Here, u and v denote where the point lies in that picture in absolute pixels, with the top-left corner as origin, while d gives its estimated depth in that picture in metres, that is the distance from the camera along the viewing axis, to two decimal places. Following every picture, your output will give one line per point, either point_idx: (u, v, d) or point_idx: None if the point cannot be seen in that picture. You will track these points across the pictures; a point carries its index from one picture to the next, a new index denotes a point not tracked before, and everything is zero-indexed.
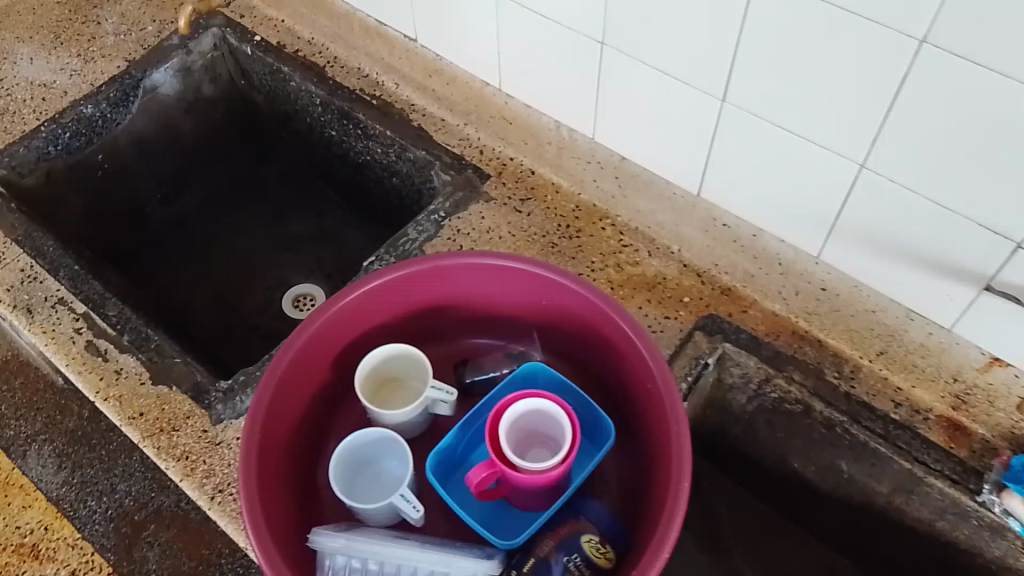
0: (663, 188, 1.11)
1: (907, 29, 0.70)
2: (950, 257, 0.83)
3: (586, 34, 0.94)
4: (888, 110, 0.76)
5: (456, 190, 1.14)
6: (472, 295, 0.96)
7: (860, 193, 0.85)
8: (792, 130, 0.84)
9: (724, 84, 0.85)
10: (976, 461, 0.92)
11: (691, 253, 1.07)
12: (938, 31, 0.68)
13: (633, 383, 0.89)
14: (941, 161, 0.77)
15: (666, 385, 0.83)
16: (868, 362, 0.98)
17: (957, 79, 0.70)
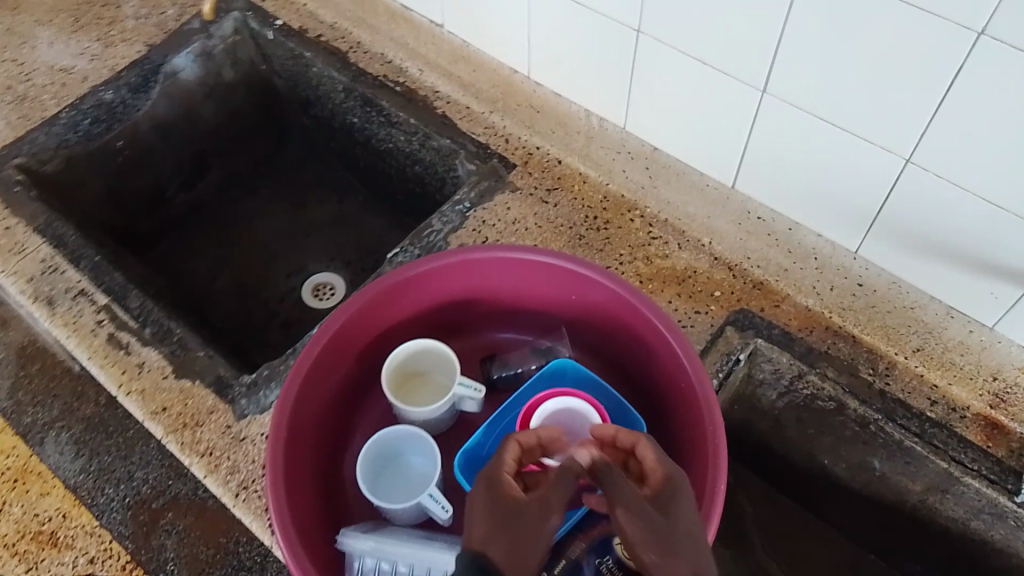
0: (695, 180, 1.09)
1: (967, 22, 0.69)
2: (994, 256, 0.83)
3: (624, 22, 0.93)
4: (939, 104, 0.76)
5: (482, 178, 1.11)
6: (499, 288, 0.94)
7: (903, 187, 0.84)
8: (832, 123, 0.84)
9: (764, 76, 0.85)
10: (1014, 461, 0.90)
11: (722, 245, 1.04)
12: (998, 23, 0.67)
13: (666, 377, 0.88)
14: (991, 156, 0.76)
15: (700, 381, 0.81)
16: (904, 358, 0.95)
17: (1013, 71, 0.70)
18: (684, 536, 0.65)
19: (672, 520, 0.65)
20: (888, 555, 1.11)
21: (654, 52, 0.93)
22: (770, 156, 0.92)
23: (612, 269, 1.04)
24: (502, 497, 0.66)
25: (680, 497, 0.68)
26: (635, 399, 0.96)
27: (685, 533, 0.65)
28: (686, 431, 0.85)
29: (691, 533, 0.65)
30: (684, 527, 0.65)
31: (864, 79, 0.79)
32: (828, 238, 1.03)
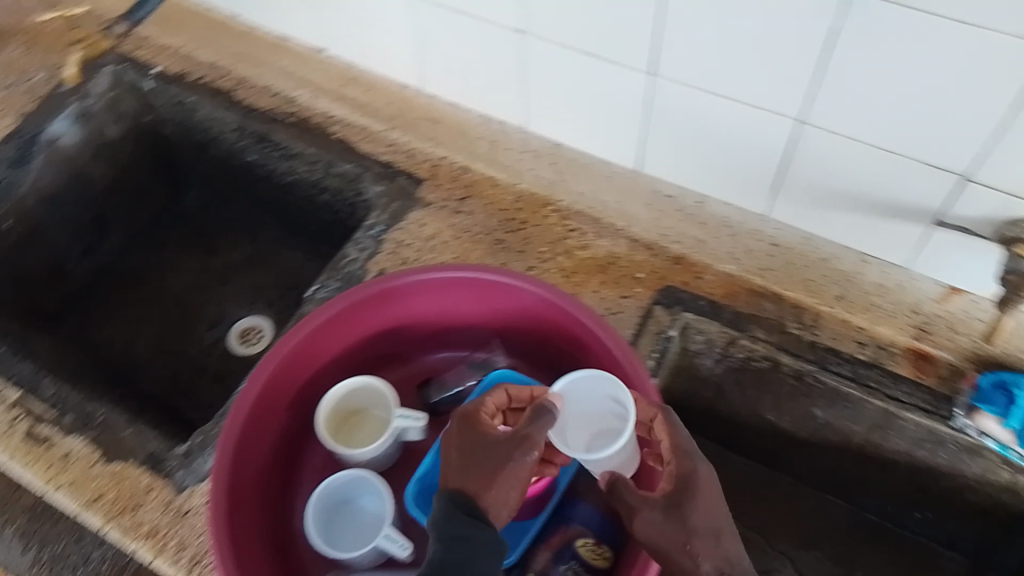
0: (604, 170, 1.11)
1: None
2: (891, 195, 0.90)
3: (504, 24, 0.97)
4: (820, 65, 0.80)
5: (392, 199, 1.11)
6: (427, 309, 0.94)
7: (802, 147, 0.90)
8: (722, 96, 0.89)
9: (650, 60, 0.90)
10: (945, 388, 0.93)
11: (639, 227, 1.06)
12: None
13: (602, 374, 0.88)
14: (872, 104, 0.81)
15: (635, 369, 0.82)
16: (827, 307, 0.98)
17: (879, 26, 0.74)
18: (694, 526, 0.69)
19: (683, 520, 0.69)
20: (845, 493, 1.14)
21: (547, 51, 0.97)
22: (667, 134, 0.98)
23: (535, 268, 1.06)
24: (499, 447, 0.69)
25: (689, 491, 0.70)
26: None
27: (697, 525, 0.69)
28: None
29: (709, 528, 0.69)
30: (695, 522, 0.69)
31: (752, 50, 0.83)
32: (736, 205, 1.05)
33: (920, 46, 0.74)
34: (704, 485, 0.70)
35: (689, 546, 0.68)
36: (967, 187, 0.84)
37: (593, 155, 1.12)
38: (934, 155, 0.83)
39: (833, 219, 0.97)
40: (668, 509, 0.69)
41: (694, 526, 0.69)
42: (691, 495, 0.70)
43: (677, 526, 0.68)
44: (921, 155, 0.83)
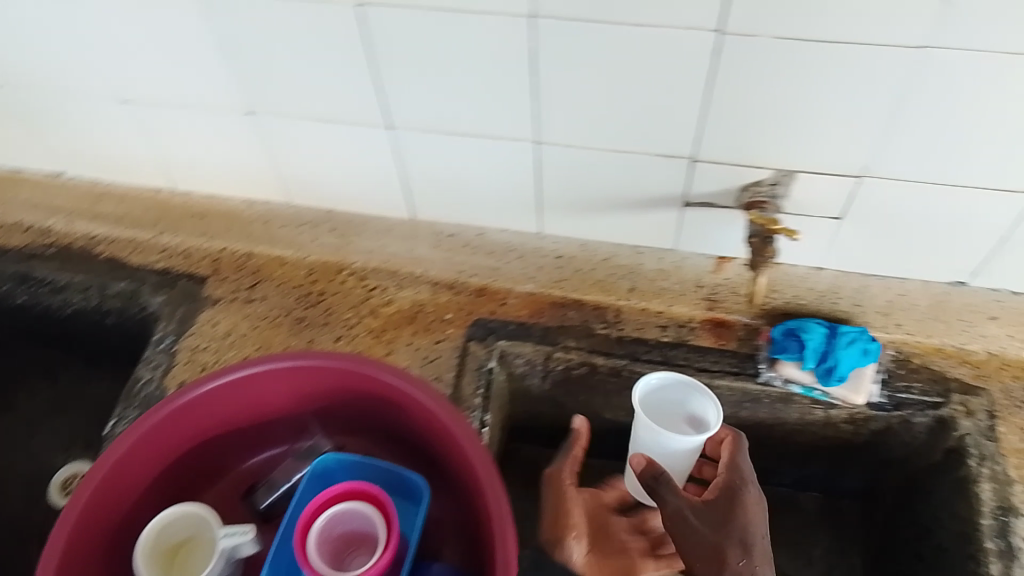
0: (382, 225, 1.11)
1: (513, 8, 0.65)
2: (646, 193, 0.82)
3: (230, 108, 0.86)
4: (530, 82, 0.72)
5: (175, 307, 1.06)
6: (231, 412, 0.89)
7: (549, 167, 0.82)
8: (453, 133, 0.81)
9: (380, 113, 0.81)
10: (746, 347, 0.98)
11: (435, 269, 1.06)
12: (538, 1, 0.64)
13: (426, 435, 0.86)
14: (599, 111, 0.73)
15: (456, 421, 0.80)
16: (625, 301, 1.02)
17: (572, 41, 0.67)
18: (731, 530, 0.81)
19: (718, 527, 0.81)
20: None
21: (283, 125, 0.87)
22: (434, 184, 0.89)
23: (343, 336, 1.02)
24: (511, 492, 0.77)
25: (726, 501, 0.83)
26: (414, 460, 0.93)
27: (729, 531, 0.81)
28: (463, 473, 0.83)
29: (741, 538, 0.81)
30: (722, 532, 0.81)
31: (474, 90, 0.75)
32: (513, 231, 1.07)
33: (624, 52, 0.66)
34: (744, 497, 0.84)
35: (715, 548, 0.79)
36: (703, 168, 0.77)
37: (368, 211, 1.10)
38: (674, 146, 0.75)
39: (607, 225, 0.89)
40: (705, 514, 0.82)
41: (728, 532, 0.81)
42: (732, 501, 0.83)
43: (709, 536, 0.80)
44: (659, 149, 0.76)
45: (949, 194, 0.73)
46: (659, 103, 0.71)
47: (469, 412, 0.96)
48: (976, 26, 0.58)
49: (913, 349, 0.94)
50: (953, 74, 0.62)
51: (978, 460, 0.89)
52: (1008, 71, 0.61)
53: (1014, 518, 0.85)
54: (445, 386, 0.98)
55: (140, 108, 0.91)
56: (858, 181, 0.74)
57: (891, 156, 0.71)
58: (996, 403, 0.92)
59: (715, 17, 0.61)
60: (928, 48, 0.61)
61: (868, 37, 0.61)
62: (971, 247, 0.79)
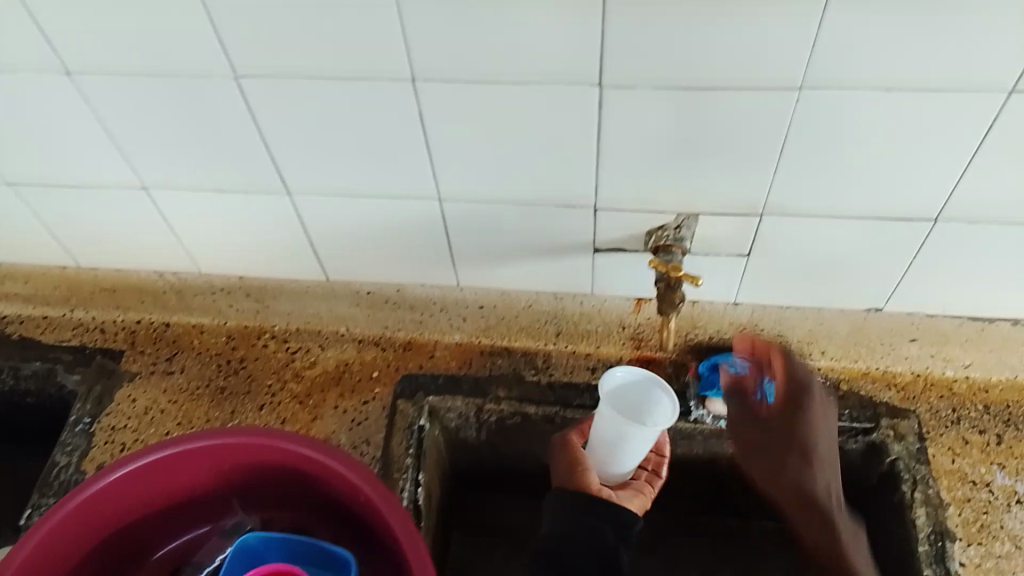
0: (297, 288, 1.08)
1: (396, 74, 0.64)
2: (555, 242, 0.81)
3: (125, 184, 0.81)
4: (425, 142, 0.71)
5: (92, 385, 1.02)
6: (140, 501, 0.83)
7: (454, 225, 0.80)
8: (357, 196, 0.78)
9: (279, 181, 0.78)
10: (676, 384, 0.95)
11: (359, 327, 1.04)
12: (419, 66, 0.63)
13: (353, 507, 0.82)
14: (499, 165, 0.72)
15: (384, 499, 0.76)
16: (553, 345, 1.00)
17: (460, 101, 0.66)
18: (825, 431, 0.85)
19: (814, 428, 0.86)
20: None
21: (180, 199, 0.82)
22: (342, 251, 0.86)
23: (267, 404, 0.99)
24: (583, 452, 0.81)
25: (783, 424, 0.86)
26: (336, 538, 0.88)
27: (821, 431, 0.85)
28: (389, 546, 0.80)
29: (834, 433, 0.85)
30: (815, 434, 0.85)
31: (367, 155, 0.73)
32: (431, 285, 1.04)
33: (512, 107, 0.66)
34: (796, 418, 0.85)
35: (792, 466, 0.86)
36: (605, 214, 0.76)
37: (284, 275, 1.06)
38: (577, 195, 0.74)
39: (525, 274, 0.86)
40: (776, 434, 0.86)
41: (801, 448, 0.85)
42: (798, 413, 0.85)
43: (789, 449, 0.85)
44: (562, 199, 0.75)
45: (851, 228, 0.73)
46: (554, 155, 0.70)
47: (402, 475, 0.92)
48: (848, 69, 0.59)
49: (840, 374, 0.94)
50: (832, 115, 0.63)
51: (910, 483, 0.87)
52: (886, 109, 0.62)
53: (950, 541, 0.84)
54: (375, 449, 0.95)
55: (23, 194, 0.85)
56: (760, 219, 0.74)
57: (788, 196, 0.71)
58: (925, 424, 0.91)
59: (595, 70, 0.61)
60: (805, 91, 0.61)
61: (747, 84, 0.61)
62: (881, 276, 0.79)
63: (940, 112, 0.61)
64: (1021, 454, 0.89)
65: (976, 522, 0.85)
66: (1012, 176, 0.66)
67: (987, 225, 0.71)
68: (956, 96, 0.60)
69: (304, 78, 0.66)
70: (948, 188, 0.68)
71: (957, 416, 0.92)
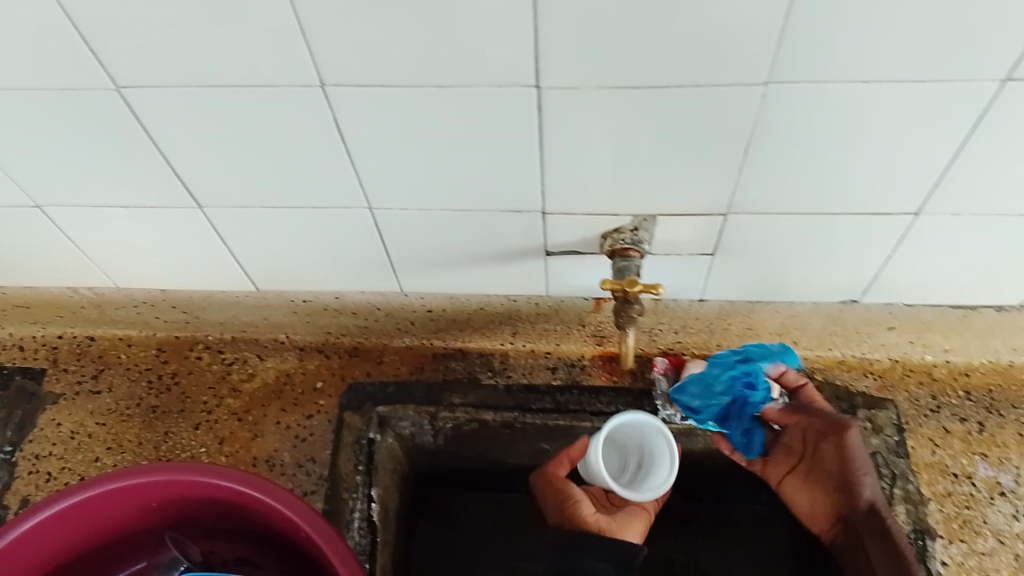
0: (222, 298, 0.96)
1: (303, 78, 0.55)
2: (501, 247, 0.73)
3: (14, 201, 0.72)
4: (345, 148, 0.62)
5: (11, 410, 0.93)
6: (66, 546, 0.75)
7: (388, 230, 0.73)
8: (277, 206, 0.70)
9: (189, 194, 0.69)
10: (640, 381, 0.89)
11: (300, 333, 0.95)
12: (329, 71, 0.54)
13: (300, 544, 0.74)
14: (432, 169, 0.64)
15: (331, 543, 0.69)
16: (510, 344, 0.92)
17: (382, 106, 0.57)
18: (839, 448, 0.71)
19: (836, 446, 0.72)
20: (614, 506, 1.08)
21: (79, 216, 0.74)
22: (270, 260, 0.79)
23: (204, 423, 0.91)
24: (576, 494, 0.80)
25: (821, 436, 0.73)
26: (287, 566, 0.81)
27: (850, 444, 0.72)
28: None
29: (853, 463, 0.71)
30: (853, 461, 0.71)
31: (281, 166, 0.65)
32: (371, 291, 0.94)
33: (441, 110, 0.57)
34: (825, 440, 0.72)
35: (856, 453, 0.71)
36: (555, 219, 0.68)
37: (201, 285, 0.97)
38: (522, 199, 0.66)
39: (473, 279, 0.80)
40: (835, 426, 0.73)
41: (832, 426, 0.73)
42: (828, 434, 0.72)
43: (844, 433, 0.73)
44: (506, 204, 0.67)
45: (823, 224, 0.67)
46: (492, 160, 0.62)
47: (351, 494, 0.86)
48: (821, 62, 0.51)
49: (813, 364, 0.87)
50: (801, 112, 0.55)
51: (890, 479, 0.82)
52: (863, 101, 0.54)
53: (932, 540, 0.80)
54: (322, 468, 0.88)
55: None
56: (724, 220, 0.67)
57: (755, 194, 0.64)
58: (904, 414, 0.86)
59: (531, 71, 0.53)
60: (772, 85, 0.53)
61: (704, 81, 0.53)
62: (856, 270, 0.73)
63: (920, 104, 0.54)
64: (1004, 443, 0.84)
65: (958, 518, 0.81)
66: (998, 168, 0.60)
67: (971, 217, 0.65)
68: (937, 86, 0.53)
69: (198, 87, 0.57)
70: (929, 181, 0.61)
71: (937, 404, 0.86)
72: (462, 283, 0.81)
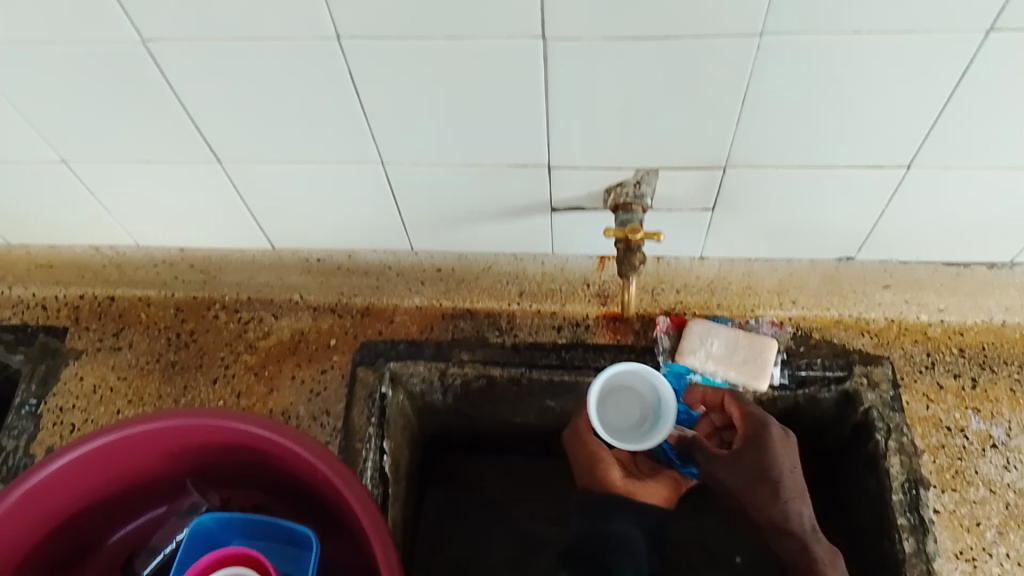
0: (240, 258, 1.02)
1: (319, 31, 0.58)
2: (509, 202, 0.76)
3: (42, 157, 0.75)
4: (359, 100, 0.65)
5: (36, 365, 0.96)
6: (91, 488, 0.79)
7: (400, 186, 0.75)
8: (293, 161, 0.73)
9: (209, 149, 0.72)
10: (643, 339, 0.91)
11: (313, 294, 0.99)
12: (344, 22, 0.57)
13: (315, 485, 0.77)
14: (443, 122, 0.66)
15: (347, 484, 0.72)
16: (517, 305, 0.95)
17: (395, 59, 0.60)
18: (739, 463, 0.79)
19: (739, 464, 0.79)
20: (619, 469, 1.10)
21: (104, 171, 0.77)
22: (286, 217, 0.82)
23: (221, 377, 0.94)
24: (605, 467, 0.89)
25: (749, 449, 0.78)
26: (302, 511, 0.84)
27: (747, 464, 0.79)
28: (351, 520, 0.76)
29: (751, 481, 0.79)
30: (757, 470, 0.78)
31: (297, 120, 0.68)
32: (383, 250, 1.00)
33: (451, 62, 0.60)
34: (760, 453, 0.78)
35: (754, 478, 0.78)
36: (560, 172, 0.71)
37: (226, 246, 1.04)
38: (529, 153, 0.69)
39: (481, 236, 0.83)
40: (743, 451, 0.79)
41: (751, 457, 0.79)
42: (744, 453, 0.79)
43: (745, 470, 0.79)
44: (514, 158, 0.70)
45: (820, 177, 0.70)
46: (500, 112, 0.65)
47: (364, 445, 0.88)
48: (814, 11, 0.54)
49: (812, 323, 0.90)
50: (796, 62, 0.58)
51: (885, 432, 0.84)
52: (853, 51, 0.57)
53: (924, 489, 0.82)
54: (336, 420, 0.91)
55: None
56: (723, 173, 0.70)
57: (753, 146, 0.66)
58: (899, 370, 0.88)
59: (536, 22, 0.56)
60: (766, 36, 0.56)
61: (702, 31, 0.56)
62: (851, 224, 0.76)
63: (909, 55, 0.57)
64: (996, 398, 0.86)
65: (950, 469, 0.83)
66: (985, 120, 0.62)
67: (961, 169, 0.67)
68: (926, 36, 0.55)
69: (219, 40, 0.60)
70: (919, 132, 0.64)
71: (932, 361, 0.89)
72: (471, 241, 0.84)
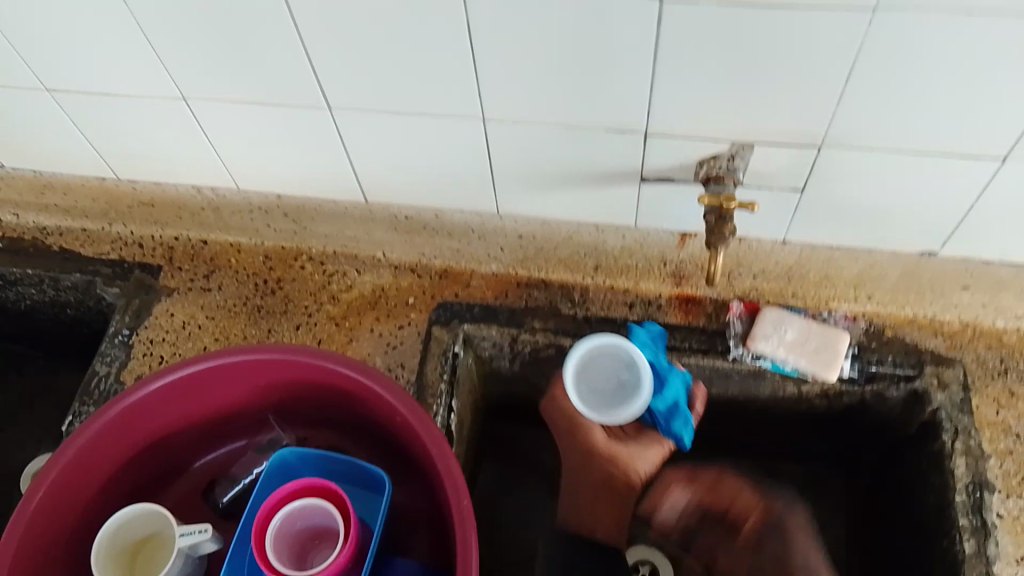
0: (338, 211, 1.06)
1: None
2: (600, 167, 0.78)
3: (166, 93, 0.80)
4: (473, 54, 0.68)
5: (131, 298, 1.01)
6: (184, 411, 0.83)
7: (498, 144, 0.78)
8: (399, 112, 0.76)
9: (323, 96, 0.76)
10: (715, 323, 0.92)
11: (396, 253, 1.01)
12: None
13: (393, 428, 0.81)
14: (551, 80, 0.69)
15: (424, 426, 0.75)
16: (591, 280, 0.96)
17: (515, 13, 0.63)
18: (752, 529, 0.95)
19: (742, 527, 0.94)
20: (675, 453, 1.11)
21: (220, 110, 0.81)
22: (383, 169, 0.85)
23: (304, 324, 0.98)
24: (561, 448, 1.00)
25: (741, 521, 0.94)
26: (377, 453, 0.88)
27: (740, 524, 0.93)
28: (425, 464, 0.79)
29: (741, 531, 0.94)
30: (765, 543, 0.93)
31: (411, 71, 0.71)
32: (467, 211, 1.03)
33: (567, 20, 0.63)
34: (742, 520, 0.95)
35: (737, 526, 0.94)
36: (656, 140, 0.73)
37: (321, 196, 1.08)
38: (628, 118, 0.71)
39: (567, 202, 0.85)
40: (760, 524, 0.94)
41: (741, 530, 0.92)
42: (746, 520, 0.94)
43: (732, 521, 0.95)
44: (613, 123, 0.72)
45: (914, 162, 0.70)
46: (606, 74, 0.67)
47: (436, 399, 0.91)
48: None
49: (885, 320, 0.90)
50: (908, 41, 0.59)
51: (951, 433, 0.84)
52: (965, 33, 0.58)
53: (990, 492, 0.82)
54: (410, 373, 0.94)
55: (68, 99, 0.84)
56: (818, 151, 0.71)
57: (849, 126, 0.68)
58: (972, 373, 0.88)
59: None
60: (880, 13, 0.57)
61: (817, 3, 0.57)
62: (937, 216, 0.77)
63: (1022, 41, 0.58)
64: None
65: (1018, 475, 0.83)
66: None
67: None
68: None
69: None
70: (1020, 127, 0.65)
71: (1005, 367, 0.88)
72: (556, 205, 0.86)
